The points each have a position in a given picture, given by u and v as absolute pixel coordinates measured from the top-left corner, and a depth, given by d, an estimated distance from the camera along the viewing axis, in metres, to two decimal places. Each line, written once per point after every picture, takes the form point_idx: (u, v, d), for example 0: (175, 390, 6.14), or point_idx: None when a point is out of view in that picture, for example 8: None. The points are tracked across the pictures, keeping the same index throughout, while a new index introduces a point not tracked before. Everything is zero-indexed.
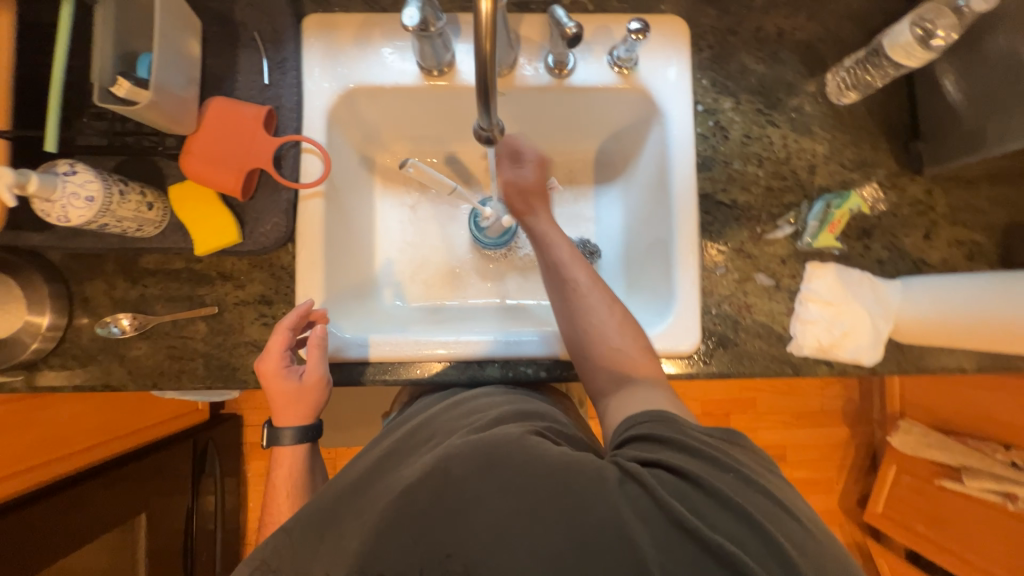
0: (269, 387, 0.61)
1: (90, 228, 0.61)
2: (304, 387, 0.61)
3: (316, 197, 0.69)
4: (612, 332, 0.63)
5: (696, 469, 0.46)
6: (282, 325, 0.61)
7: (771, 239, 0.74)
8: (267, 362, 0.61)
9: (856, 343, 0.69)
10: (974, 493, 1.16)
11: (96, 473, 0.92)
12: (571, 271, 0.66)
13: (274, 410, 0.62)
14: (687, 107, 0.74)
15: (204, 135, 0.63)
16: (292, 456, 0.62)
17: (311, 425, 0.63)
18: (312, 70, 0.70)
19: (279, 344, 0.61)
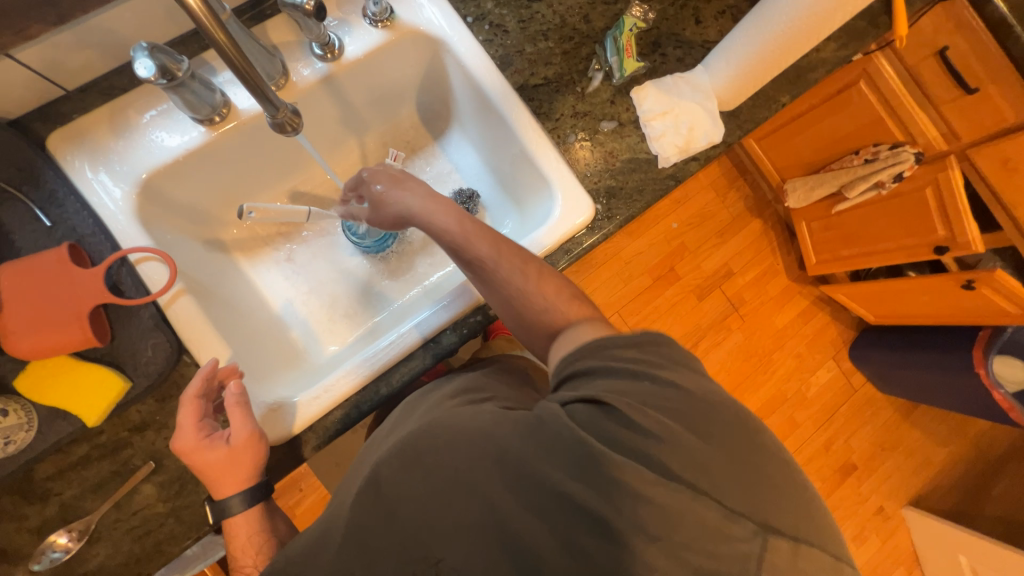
0: (196, 462, 0.58)
1: None
2: (233, 452, 0.59)
3: (180, 296, 0.65)
4: (535, 293, 0.61)
5: (609, 390, 0.50)
6: (192, 401, 0.60)
7: (593, 90, 0.79)
8: (185, 437, 0.59)
9: (703, 130, 0.77)
10: (860, 200, 1.32)
11: None
12: (475, 249, 0.62)
13: (210, 484, 0.59)
14: (458, 24, 0.76)
15: (15, 307, 0.57)
16: (249, 525, 0.60)
17: (260, 487, 0.61)
18: (91, 185, 0.64)
19: (190, 417, 0.59)
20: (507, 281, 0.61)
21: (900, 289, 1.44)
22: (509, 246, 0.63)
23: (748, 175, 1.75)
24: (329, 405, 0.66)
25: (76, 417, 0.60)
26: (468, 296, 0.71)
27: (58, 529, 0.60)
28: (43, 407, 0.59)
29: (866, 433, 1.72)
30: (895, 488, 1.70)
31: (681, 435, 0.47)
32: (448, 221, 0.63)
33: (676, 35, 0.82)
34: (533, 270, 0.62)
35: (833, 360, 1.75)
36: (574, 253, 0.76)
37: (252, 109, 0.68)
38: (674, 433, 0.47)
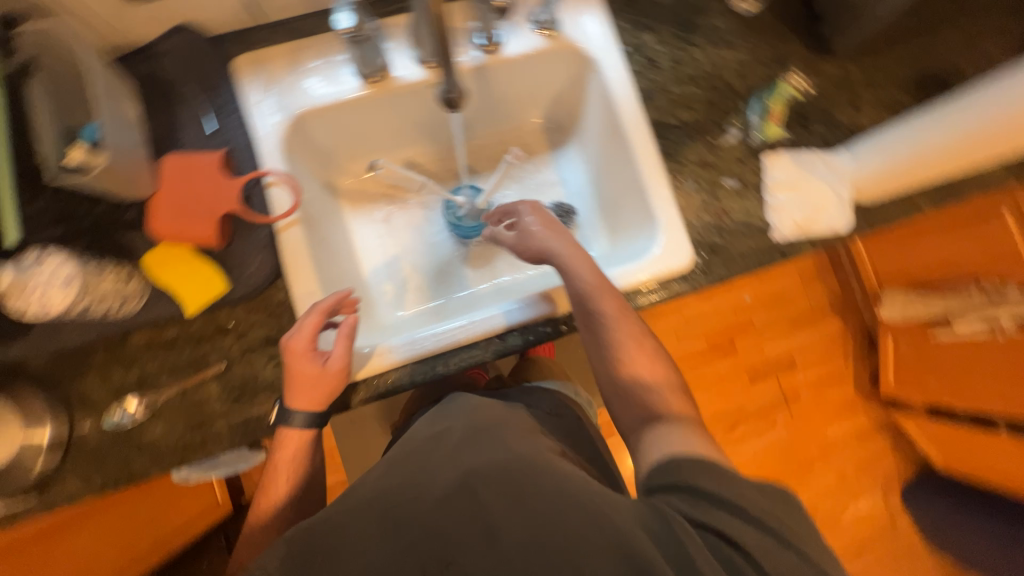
0: (292, 367, 0.62)
1: (70, 316, 0.63)
2: (326, 373, 0.63)
3: (293, 225, 0.70)
4: (641, 367, 0.64)
5: (742, 535, 0.46)
6: (318, 313, 0.63)
7: (725, 144, 0.78)
8: (300, 339, 0.63)
9: (827, 214, 0.75)
10: (966, 335, 1.22)
11: None
12: (597, 303, 0.65)
13: (290, 388, 0.63)
14: (614, 51, 0.78)
15: (167, 192, 0.64)
16: (296, 448, 0.65)
17: (320, 414, 0.64)
18: (253, 104, 0.71)
19: (309, 327, 0.63)
20: (616, 348, 0.64)
21: (990, 445, 1.28)
22: (631, 316, 0.66)
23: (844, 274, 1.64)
24: (386, 365, 0.69)
25: (178, 302, 0.66)
26: (546, 306, 0.72)
27: (132, 394, 0.66)
28: (156, 285, 0.66)
29: None
30: None
31: None
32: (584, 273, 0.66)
33: (828, 114, 0.79)
34: (643, 345, 0.65)
35: (883, 496, 1.58)
36: (662, 293, 0.74)
37: (405, 78, 0.73)
38: None
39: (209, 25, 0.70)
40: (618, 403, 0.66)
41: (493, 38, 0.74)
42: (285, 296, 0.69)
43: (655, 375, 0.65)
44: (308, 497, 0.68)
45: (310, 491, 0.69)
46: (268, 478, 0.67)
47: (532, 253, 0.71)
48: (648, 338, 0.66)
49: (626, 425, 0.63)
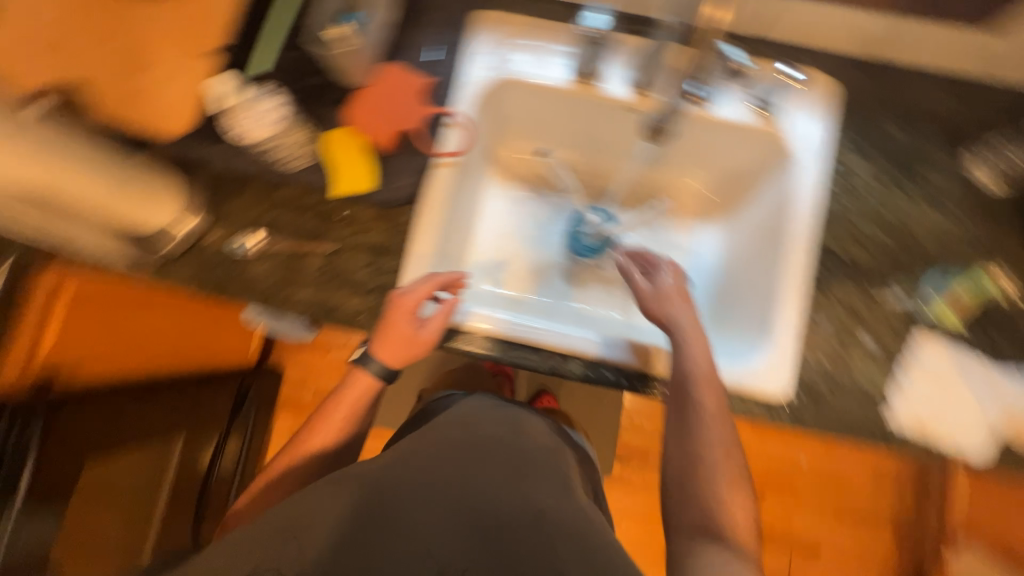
0: (393, 322, 0.67)
1: (258, 147, 0.74)
2: (416, 338, 0.67)
3: (449, 167, 0.75)
4: (718, 479, 0.63)
5: None
6: (430, 281, 0.68)
7: (883, 303, 0.71)
8: (408, 298, 0.67)
9: (959, 429, 0.66)
10: None
11: (138, 388, 1.06)
12: (699, 394, 0.64)
13: (380, 335, 0.68)
14: (820, 162, 0.75)
15: (377, 92, 0.74)
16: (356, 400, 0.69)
17: (391, 370, 0.69)
18: (472, 54, 0.77)
19: (419, 292, 0.67)
20: (697, 443, 0.64)
21: None
22: (727, 417, 0.65)
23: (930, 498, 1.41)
24: (462, 324, 0.72)
25: (327, 180, 0.74)
26: (628, 354, 0.71)
27: (263, 230, 0.74)
28: (319, 158, 0.74)
29: None
30: None
31: None
32: (696, 360, 0.66)
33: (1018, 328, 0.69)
34: (729, 454, 0.64)
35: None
36: (745, 409, 0.69)
37: (610, 92, 0.77)
38: None
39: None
40: (677, 494, 0.64)
41: (704, 95, 0.75)
42: (408, 218, 0.75)
43: (731, 489, 0.63)
44: (346, 454, 0.70)
45: (348, 451, 0.70)
46: (323, 413, 0.69)
47: (657, 311, 0.70)
48: (734, 452, 0.65)
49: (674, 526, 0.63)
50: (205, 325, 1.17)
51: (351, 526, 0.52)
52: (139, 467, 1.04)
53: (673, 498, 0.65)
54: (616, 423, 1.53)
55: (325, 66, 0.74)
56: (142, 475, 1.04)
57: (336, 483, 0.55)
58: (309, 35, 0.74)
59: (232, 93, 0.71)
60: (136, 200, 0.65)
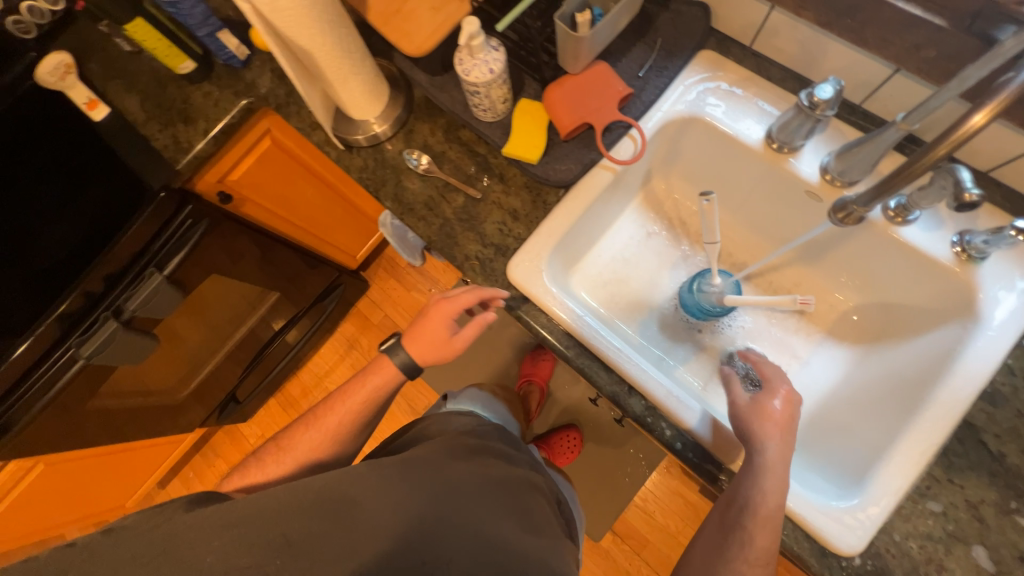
0: (428, 322, 0.73)
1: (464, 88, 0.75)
2: (447, 342, 0.73)
3: (608, 170, 0.79)
4: None
5: None
6: (474, 293, 0.71)
7: (1021, 525, 0.60)
8: (449, 304, 0.72)
9: None
10: None
11: (269, 238, 1.19)
12: (749, 532, 0.58)
13: (416, 329, 0.74)
14: (1013, 332, 0.64)
15: (578, 81, 0.77)
16: (364, 398, 0.77)
17: (416, 366, 0.75)
18: (679, 84, 0.80)
19: (462, 302, 0.71)
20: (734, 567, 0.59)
21: None
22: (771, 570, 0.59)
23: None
24: (556, 310, 0.73)
25: (504, 139, 0.81)
26: (698, 420, 0.68)
27: (415, 152, 0.84)
28: (508, 119, 0.81)
29: None
30: None
31: None
32: (769, 487, 0.59)
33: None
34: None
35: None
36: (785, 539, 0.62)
37: (802, 171, 0.74)
38: None
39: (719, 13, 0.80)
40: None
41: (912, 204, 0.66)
42: (554, 199, 0.80)
43: None
44: (359, 429, 0.79)
45: (351, 441, 0.79)
46: (352, 388, 0.78)
47: (744, 431, 0.63)
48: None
49: None
50: (328, 210, 1.34)
51: (382, 482, 0.62)
52: (219, 324, 1.22)
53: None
54: (628, 491, 1.45)
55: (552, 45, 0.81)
56: (217, 332, 1.23)
57: (374, 474, 0.62)
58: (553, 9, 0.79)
59: (470, 34, 0.67)
60: (364, 95, 0.80)
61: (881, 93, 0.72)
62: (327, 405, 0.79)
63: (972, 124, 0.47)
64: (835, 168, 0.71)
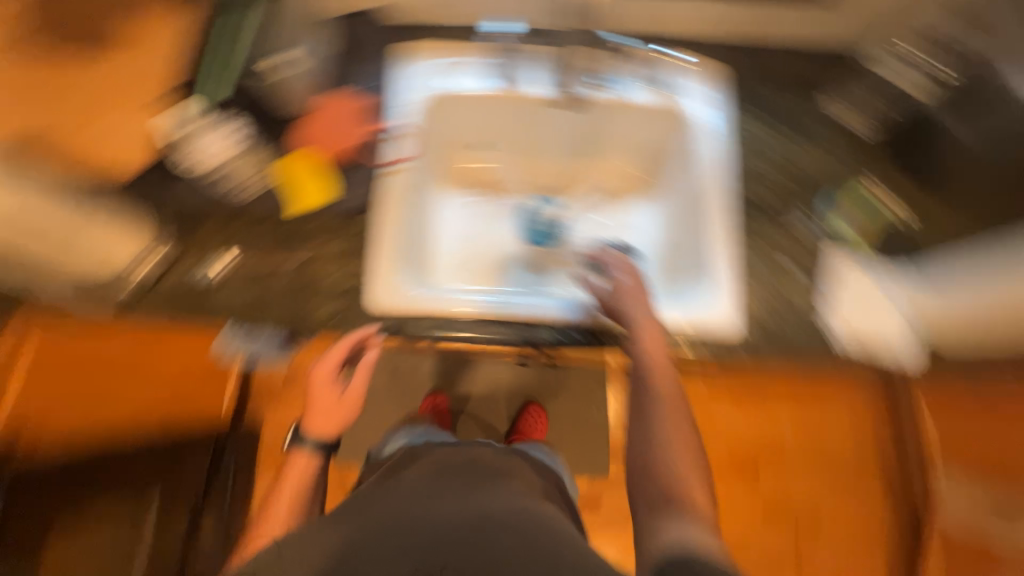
0: (314, 390, 0.72)
1: (220, 166, 0.80)
2: (341, 403, 0.71)
3: (400, 172, 0.83)
4: (679, 462, 0.58)
5: None
6: (341, 346, 0.73)
7: (789, 223, 0.87)
8: (325, 367, 0.73)
9: (877, 328, 0.82)
10: None
11: (99, 471, 0.73)
12: (651, 379, 0.66)
13: (311, 408, 0.71)
14: (711, 122, 0.89)
15: (323, 118, 0.83)
16: (303, 470, 0.66)
17: (330, 442, 0.68)
18: (405, 78, 0.88)
19: (335, 359, 0.73)
20: (654, 413, 0.63)
21: None
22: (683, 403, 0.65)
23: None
24: (431, 309, 0.77)
25: (282, 202, 0.82)
26: (588, 314, 0.80)
27: (222, 254, 0.81)
28: (273, 185, 0.82)
29: None
30: None
31: None
32: (639, 338, 0.71)
33: (895, 226, 0.84)
34: (684, 431, 0.61)
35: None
36: (694, 346, 0.81)
37: (530, 94, 0.88)
38: None
39: (391, 16, 0.92)
40: (643, 488, 0.57)
41: (619, 46, 0.91)
42: (369, 221, 0.81)
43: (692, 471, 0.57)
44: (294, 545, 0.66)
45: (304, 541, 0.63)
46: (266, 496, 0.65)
47: (616, 307, 0.76)
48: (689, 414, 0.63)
49: (637, 507, 0.56)
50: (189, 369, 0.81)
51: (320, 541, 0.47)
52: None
53: (633, 495, 0.58)
54: None
55: (264, 97, 0.82)
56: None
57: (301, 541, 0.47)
58: (239, 69, 0.80)
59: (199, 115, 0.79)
60: (110, 235, 0.75)
61: (536, 16, 0.91)
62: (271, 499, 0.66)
63: None
64: (564, 88, 0.88)
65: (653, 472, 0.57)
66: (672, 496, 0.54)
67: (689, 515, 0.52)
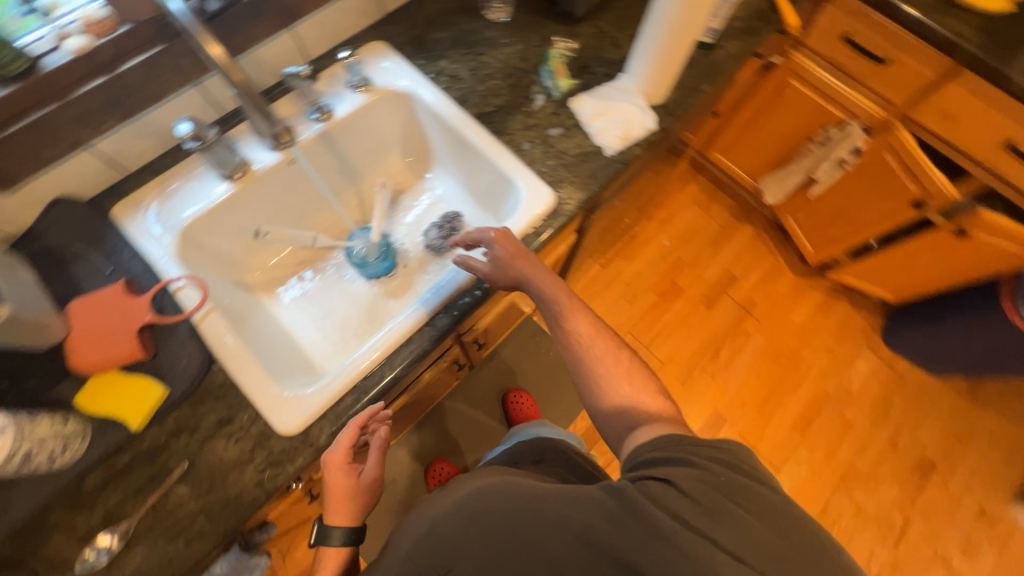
0: (329, 479, 0.73)
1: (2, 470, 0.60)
2: (360, 486, 0.74)
3: (209, 313, 0.75)
4: (622, 386, 0.74)
5: (674, 474, 0.60)
6: (352, 427, 0.71)
7: (536, 108, 0.95)
8: (336, 454, 0.72)
9: (636, 121, 0.93)
10: (830, 181, 1.55)
11: None
12: (571, 328, 0.78)
13: (328, 497, 0.74)
14: (417, 76, 0.95)
15: (81, 330, 0.68)
16: (336, 555, 0.74)
17: (356, 530, 0.75)
18: (141, 234, 0.79)
19: (346, 444, 0.71)
20: (599, 360, 0.76)
21: (918, 249, 1.49)
22: (604, 341, 0.77)
23: (708, 171, 2.06)
24: (329, 399, 0.72)
25: (122, 423, 0.67)
26: (457, 280, 0.81)
27: (101, 529, 0.64)
28: (96, 419, 0.67)
29: (923, 428, 1.78)
30: (936, 453, 1.75)
31: (736, 512, 0.56)
32: (555, 297, 0.78)
33: (572, 58, 0.99)
34: (624, 360, 0.77)
35: (840, 344, 1.87)
36: (545, 233, 0.86)
37: (263, 164, 0.86)
38: (729, 501, 0.57)
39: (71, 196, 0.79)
40: (599, 409, 0.75)
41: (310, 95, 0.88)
42: (221, 376, 0.73)
43: (635, 388, 0.74)
44: None
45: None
46: None
47: (507, 282, 0.78)
48: (623, 349, 0.78)
49: (614, 441, 0.73)
50: None
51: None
52: None
53: (597, 416, 0.75)
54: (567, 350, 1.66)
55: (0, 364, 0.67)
56: None
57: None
58: None
59: None
60: None
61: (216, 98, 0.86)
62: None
63: (219, 55, 0.66)
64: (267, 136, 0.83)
65: (615, 398, 0.73)
66: (633, 419, 0.72)
67: (649, 426, 0.69)
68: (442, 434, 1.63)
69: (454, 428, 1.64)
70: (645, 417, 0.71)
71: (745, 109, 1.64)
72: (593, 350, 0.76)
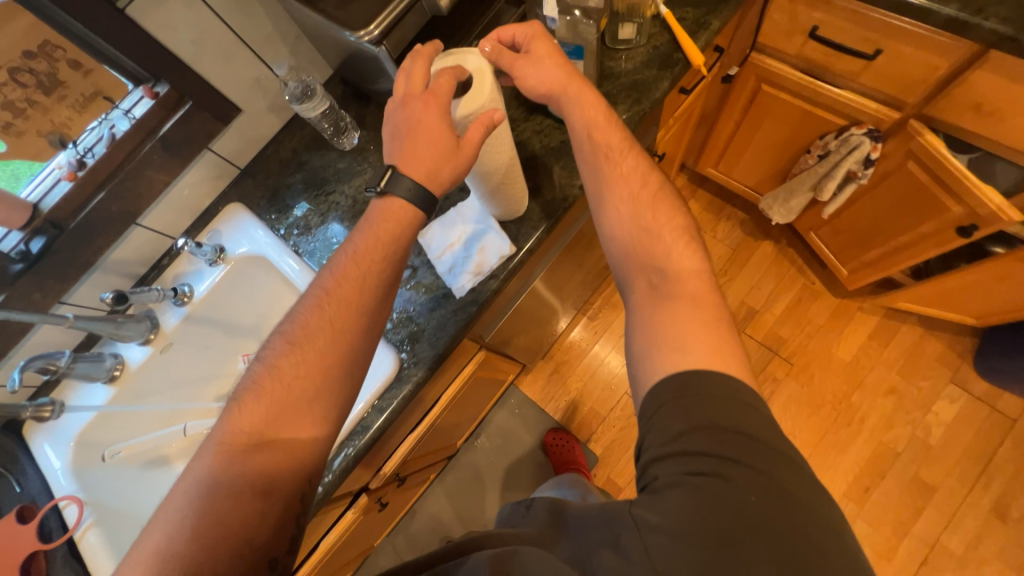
0: (417, 121, 0.62)
1: None
2: (456, 147, 0.62)
3: (87, 530, 0.80)
4: (631, 215, 0.67)
5: (716, 466, 0.50)
6: (455, 74, 0.61)
7: None
8: (434, 95, 0.61)
9: (487, 250, 0.78)
10: (844, 200, 1.19)
11: None
12: (603, 139, 0.70)
13: (417, 145, 0.62)
14: (266, 236, 0.91)
15: None
16: (396, 220, 0.63)
17: (425, 190, 0.63)
18: (39, 450, 0.86)
19: (446, 87, 0.61)
20: (626, 188, 0.68)
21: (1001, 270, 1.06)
22: (634, 177, 0.69)
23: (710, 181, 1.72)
24: None
25: None
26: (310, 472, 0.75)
27: None
28: None
29: None
30: None
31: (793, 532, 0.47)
32: (574, 123, 0.70)
33: None
34: (650, 187, 0.69)
35: (908, 383, 1.45)
36: (388, 411, 0.76)
37: (137, 361, 0.89)
38: (787, 515, 0.47)
39: None
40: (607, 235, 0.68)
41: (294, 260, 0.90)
42: None
43: (657, 212, 0.67)
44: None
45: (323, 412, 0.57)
46: (322, 280, 0.63)
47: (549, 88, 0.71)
48: (650, 182, 0.69)
49: (626, 279, 0.66)
50: None
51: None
52: None
53: (614, 253, 0.68)
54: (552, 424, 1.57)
55: None
56: None
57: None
58: None
59: None
60: None
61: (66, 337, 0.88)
62: (272, 363, 0.59)
63: None
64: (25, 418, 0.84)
65: None
66: (659, 288, 0.63)
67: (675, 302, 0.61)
68: (433, 521, 1.58)
69: (460, 497, 1.60)
70: (663, 273, 0.63)
71: (723, 122, 1.32)
72: (618, 171, 0.68)
